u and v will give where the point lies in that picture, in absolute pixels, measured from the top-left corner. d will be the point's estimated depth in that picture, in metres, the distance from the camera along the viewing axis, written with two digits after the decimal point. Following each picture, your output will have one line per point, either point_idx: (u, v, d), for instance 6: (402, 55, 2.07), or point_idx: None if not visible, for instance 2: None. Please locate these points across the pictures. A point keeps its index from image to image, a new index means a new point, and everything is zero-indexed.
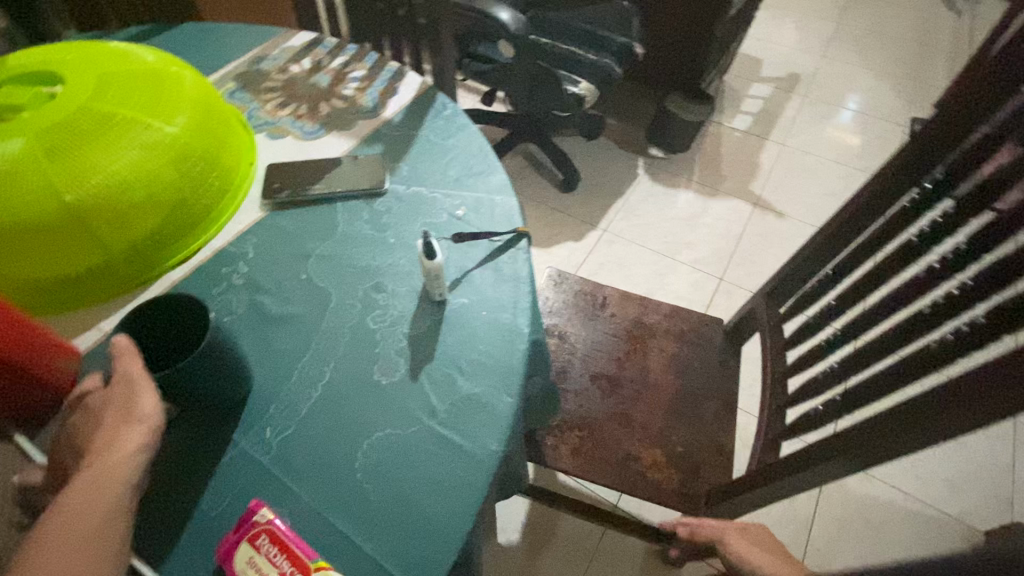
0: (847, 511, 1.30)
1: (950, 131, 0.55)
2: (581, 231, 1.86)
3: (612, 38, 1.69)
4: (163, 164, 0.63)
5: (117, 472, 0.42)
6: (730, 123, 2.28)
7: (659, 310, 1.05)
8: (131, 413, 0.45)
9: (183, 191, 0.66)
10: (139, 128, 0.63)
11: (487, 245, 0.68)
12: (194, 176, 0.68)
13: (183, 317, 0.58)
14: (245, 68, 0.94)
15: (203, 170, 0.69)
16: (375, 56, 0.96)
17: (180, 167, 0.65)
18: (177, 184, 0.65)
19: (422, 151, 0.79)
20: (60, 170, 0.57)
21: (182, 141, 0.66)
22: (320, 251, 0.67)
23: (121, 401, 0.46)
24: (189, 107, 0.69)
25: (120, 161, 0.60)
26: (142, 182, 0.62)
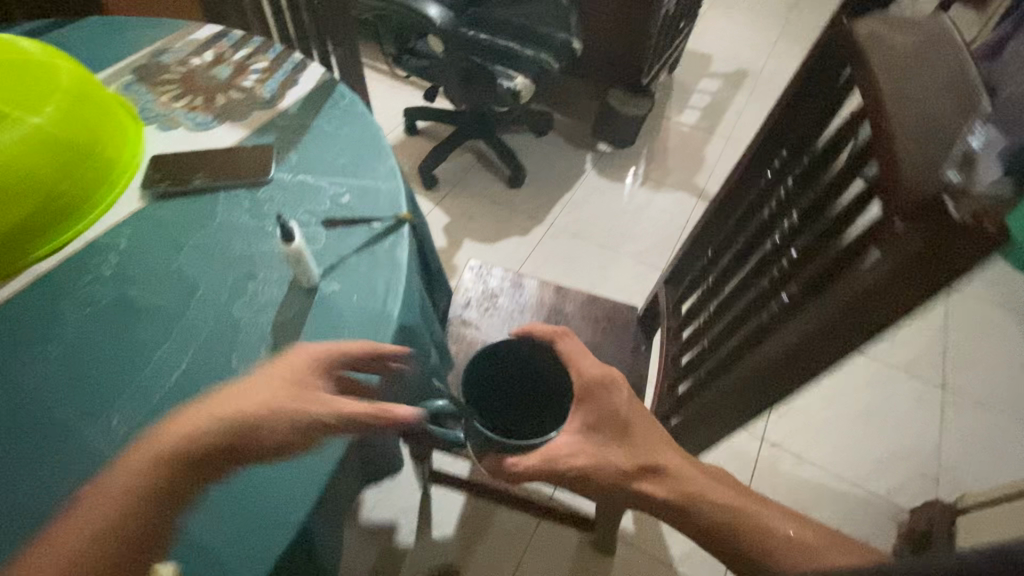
0: (776, 492, 1.32)
1: (801, 107, 0.55)
2: (527, 226, 1.86)
3: (553, 35, 1.69)
4: (24, 153, 0.61)
5: (198, 441, 0.46)
6: (679, 118, 2.30)
7: (576, 300, 1.05)
8: (254, 403, 0.48)
9: (56, 182, 0.65)
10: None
11: (366, 231, 0.67)
12: (69, 168, 0.66)
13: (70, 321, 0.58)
14: (146, 60, 0.93)
15: (75, 159, 0.67)
16: (279, 48, 0.96)
17: (45, 156, 0.63)
18: (48, 175, 0.64)
19: (313, 139, 0.79)
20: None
21: (50, 132, 0.64)
22: (195, 241, 0.66)
23: (269, 384, 0.49)
24: (60, 98, 0.66)
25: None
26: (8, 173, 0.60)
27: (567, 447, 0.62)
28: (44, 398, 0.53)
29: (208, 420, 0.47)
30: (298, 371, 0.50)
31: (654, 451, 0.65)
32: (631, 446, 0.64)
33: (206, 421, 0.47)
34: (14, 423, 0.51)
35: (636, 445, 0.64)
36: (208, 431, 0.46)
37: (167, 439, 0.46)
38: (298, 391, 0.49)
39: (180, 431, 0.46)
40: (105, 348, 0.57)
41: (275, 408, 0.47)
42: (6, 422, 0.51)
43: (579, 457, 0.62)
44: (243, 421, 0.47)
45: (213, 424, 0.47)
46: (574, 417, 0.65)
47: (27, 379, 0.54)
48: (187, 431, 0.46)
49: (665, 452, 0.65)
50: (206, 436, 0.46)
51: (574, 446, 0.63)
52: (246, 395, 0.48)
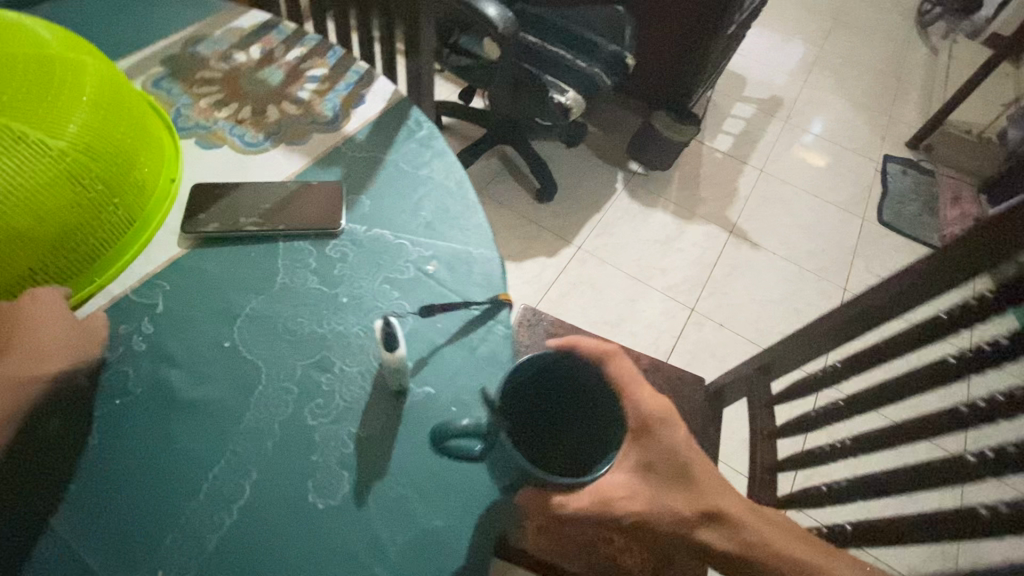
0: None
1: (979, 252, 0.48)
2: (554, 247, 1.75)
3: (603, 45, 1.54)
4: (37, 187, 0.46)
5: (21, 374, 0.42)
6: (713, 142, 2.19)
7: (639, 364, 0.94)
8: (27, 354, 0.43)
9: (76, 225, 0.50)
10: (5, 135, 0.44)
11: (461, 315, 0.56)
12: (93, 206, 0.51)
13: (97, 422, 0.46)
14: (178, 50, 0.78)
15: (101, 192, 0.52)
16: (339, 51, 0.82)
17: (65, 190, 0.48)
18: (68, 216, 0.49)
19: (388, 181, 0.66)
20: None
21: (73, 158, 0.48)
22: (251, 310, 0.54)
23: (46, 322, 0.45)
24: (87, 110, 0.51)
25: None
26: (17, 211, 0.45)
27: (621, 487, 0.45)
28: (66, 534, 0.41)
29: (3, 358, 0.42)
30: (57, 317, 0.46)
31: (718, 494, 0.47)
32: (694, 489, 0.46)
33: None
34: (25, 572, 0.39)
35: (699, 486, 0.46)
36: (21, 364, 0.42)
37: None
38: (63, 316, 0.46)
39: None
40: (144, 461, 0.45)
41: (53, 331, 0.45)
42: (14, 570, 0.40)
43: (636, 501, 0.44)
44: (57, 345, 0.45)
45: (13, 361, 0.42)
46: (627, 452, 0.46)
47: (42, 506, 0.42)
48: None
49: (730, 494, 0.47)
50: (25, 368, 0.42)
51: (629, 487, 0.45)
52: (28, 353, 0.43)
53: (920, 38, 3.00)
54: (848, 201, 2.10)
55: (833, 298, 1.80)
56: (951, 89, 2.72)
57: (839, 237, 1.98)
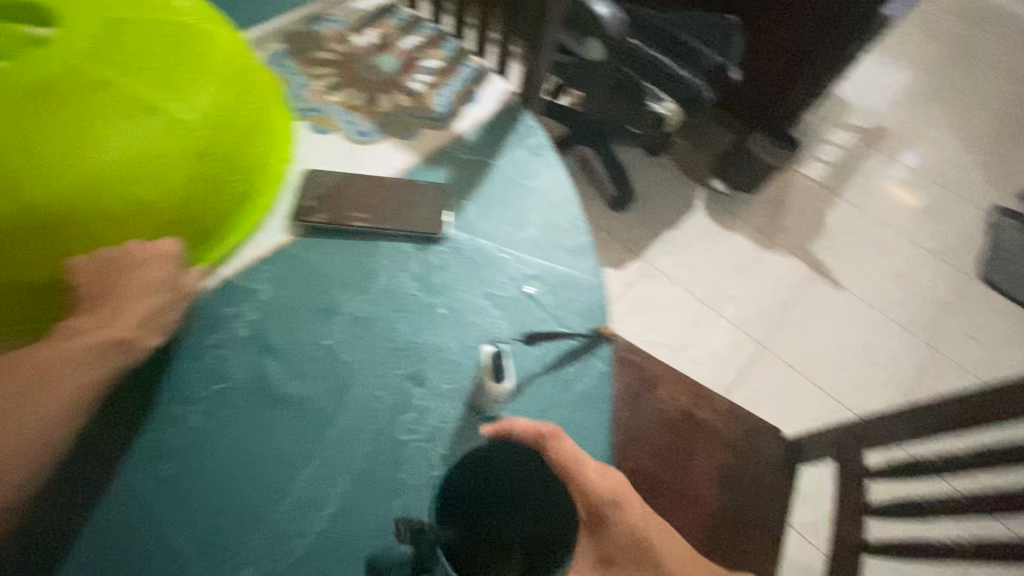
0: None
1: None
2: (623, 259, 1.70)
3: (706, 53, 1.44)
4: (165, 163, 0.46)
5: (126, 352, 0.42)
6: (804, 168, 2.05)
7: (712, 406, 0.88)
8: (131, 316, 0.43)
9: (186, 198, 0.48)
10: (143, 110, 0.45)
11: (561, 345, 0.53)
12: (204, 179, 0.49)
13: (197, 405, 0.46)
14: (298, 26, 0.77)
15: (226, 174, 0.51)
16: (454, 44, 0.80)
17: (190, 169, 0.47)
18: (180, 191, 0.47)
19: (495, 188, 0.64)
20: (30, 159, 0.41)
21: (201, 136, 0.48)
22: (352, 309, 0.53)
23: (153, 295, 0.45)
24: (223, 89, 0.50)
25: (112, 160, 0.43)
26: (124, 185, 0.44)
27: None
28: (161, 515, 0.42)
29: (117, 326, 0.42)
30: (159, 280, 0.45)
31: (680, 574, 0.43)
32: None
33: (77, 341, 0.40)
34: (123, 547, 0.40)
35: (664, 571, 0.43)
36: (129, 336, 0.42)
37: (29, 361, 0.39)
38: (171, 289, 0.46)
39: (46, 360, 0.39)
40: (239, 452, 0.45)
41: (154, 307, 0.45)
42: (111, 542, 0.40)
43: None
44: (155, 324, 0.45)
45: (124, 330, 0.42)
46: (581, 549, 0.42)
47: (139, 482, 0.42)
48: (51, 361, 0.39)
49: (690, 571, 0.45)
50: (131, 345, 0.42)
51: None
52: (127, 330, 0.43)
53: None
54: (948, 250, 1.94)
55: (915, 355, 1.66)
56: None
57: (932, 288, 1.83)
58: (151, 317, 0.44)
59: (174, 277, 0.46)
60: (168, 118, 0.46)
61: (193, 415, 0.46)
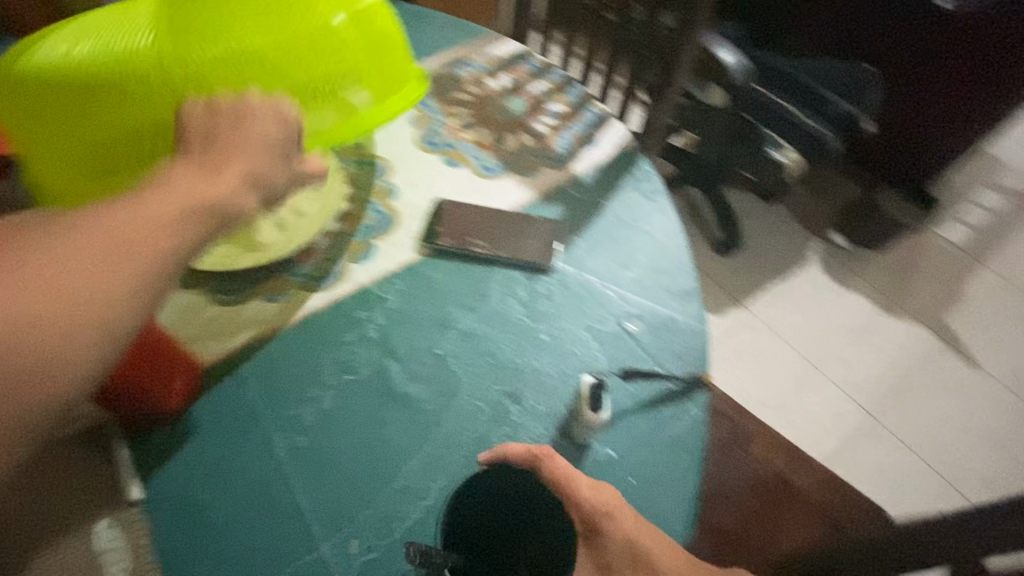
0: None
1: None
2: (723, 305, 1.64)
3: (837, 103, 1.39)
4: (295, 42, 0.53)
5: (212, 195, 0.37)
6: (943, 229, 1.86)
7: (808, 472, 0.84)
8: (226, 173, 0.38)
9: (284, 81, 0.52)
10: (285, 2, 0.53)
11: (655, 385, 0.55)
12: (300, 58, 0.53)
13: (329, 390, 0.54)
14: (442, 69, 0.87)
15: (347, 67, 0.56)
16: (579, 90, 0.86)
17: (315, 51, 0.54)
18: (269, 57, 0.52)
19: (606, 229, 0.67)
20: (170, 39, 0.50)
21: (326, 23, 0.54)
22: (465, 325, 0.59)
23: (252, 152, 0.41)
24: None
25: (226, 39, 0.51)
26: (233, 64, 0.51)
27: None
28: (292, 480, 0.49)
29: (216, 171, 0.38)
30: (264, 137, 0.42)
31: None
32: None
33: (173, 191, 0.36)
34: (262, 500, 0.48)
35: None
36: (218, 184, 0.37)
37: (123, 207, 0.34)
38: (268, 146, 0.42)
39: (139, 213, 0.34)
40: (358, 438, 0.51)
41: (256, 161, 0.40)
42: (253, 495, 0.48)
43: None
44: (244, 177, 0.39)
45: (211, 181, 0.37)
46: None
47: (278, 448, 0.50)
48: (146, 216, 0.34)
49: None
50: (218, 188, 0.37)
51: None
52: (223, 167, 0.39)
53: None
54: None
55: None
56: None
57: None
58: (251, 177, 0.40)
59: (283, 134, 0.43)
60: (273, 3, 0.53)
61: (326, 399, 0.53)
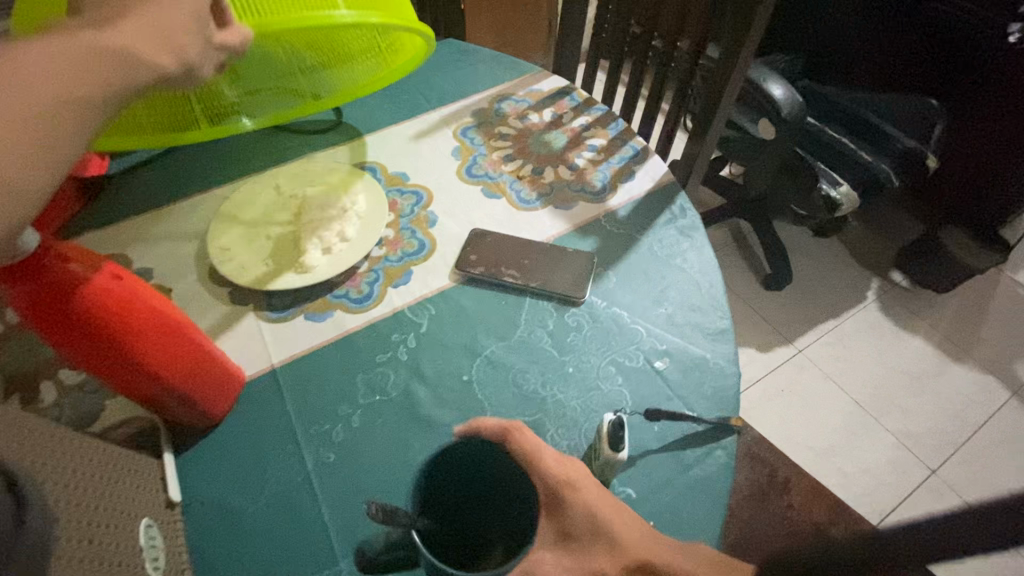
0: None
1: None
2: (769, 341, 1.59)
3: (896, 139, 1.33)
4: None
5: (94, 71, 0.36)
6: (1021, 273, 1.72)
7: (852, 528, 0.79)
8: (113, 54, 0.36)
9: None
10: None
11: (681, 426, 0.54)
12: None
13: (359, 409, 0.56)
14: (488, 103, 0.91)
15: None
16: (620, 124, 0.87)
17: None
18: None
19: (639, 264, 0.67)
20: None
21: None
22: (492, 353, 0.60)
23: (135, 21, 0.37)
24: None
25: None
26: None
27: None
28: (318, 494, 0.51)
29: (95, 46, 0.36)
30: (160, 14, 0.38)
31: None
32: None
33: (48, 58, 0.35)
34: (289, 512, 0.50)
35: None
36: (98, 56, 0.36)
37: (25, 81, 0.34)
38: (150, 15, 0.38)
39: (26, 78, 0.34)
40: (382, 457, 0.53)
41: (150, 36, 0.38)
42: (281, 505, 0.51)
43: None
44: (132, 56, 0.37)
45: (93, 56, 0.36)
46: None
47: (307, 462, 0.53)
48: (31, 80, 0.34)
49: None
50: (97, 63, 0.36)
51: None
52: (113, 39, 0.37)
53: None
54: None
55: None
56: None
57: None
58: (140, 62, 0.37)
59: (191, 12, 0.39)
60: None
61: (355, 417, 0.56)
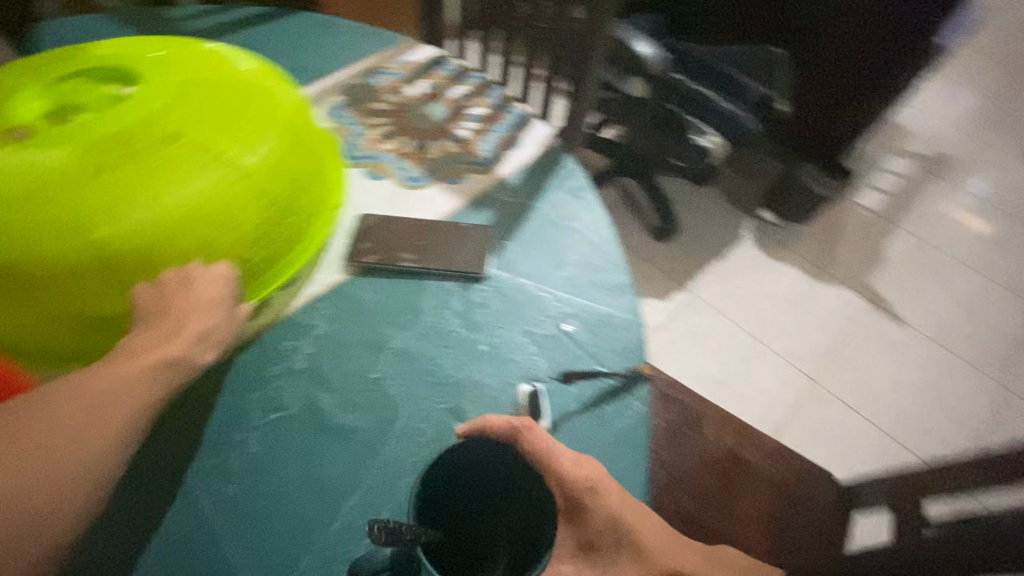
0: None
1: None
2: (667, 289, 1.69)
3: (751, 87, 1.44)
4: (228, 205, 0.50)
5: (159, 371, 0.41)
6: (861, 198, 1.98)
7: (758, 446, 0.86)
8: (164, 357, 0.41)
9: (219, 239, 0.50)
10: (214, 159, 0.50)
11: (596, 384, 0.54)
12: (236, 227, 0.51)
13: (258, 432, 0.50)
14: (358, 80, 0.85)
15: (280, 215, 0.54)
16: (499, 92, 0.85)
17: (251, 207, 0.51)
18: (223, 243, 0.50)
19: (537, 229, 0.67)
20: (82, 193, 0.45)
21: (258, 176, 0.52)
22: (400, 344, 0.56)
23: (204, 315, 0.45)
24: (279, 134, 0.54)
25: (140, 211, 0.46)
26: (168, 231, 0.48)
27: None
28: (221, 535, 0.45)
29: (156, 345, 0.42)
30: (212, 298, 0.46)
31: None
32: None
33: (130, 362, 0.41)
34: (189, 563, 0.44)
35: None
36: (166, 352, 0.42)
37: (88, 383, 0.39)
38: (219, 307, 0.46)
39: (105, 386, 0.39)
40: (295, 479, 0.48)
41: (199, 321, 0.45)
42: (177, 557, 0.44)
43: None
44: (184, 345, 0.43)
45: (151, 354, 0.41)
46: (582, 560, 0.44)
47: (204, 501, 0.46)
48: (115, 381, 0.39)
49: None
50: (161, 361, 0.41)
51: None
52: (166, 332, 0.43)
53: None
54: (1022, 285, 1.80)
55: (991, 398, 1.54)
56: None
57: (1006, 324, 1.70)
58: (188, 358, 0.43)
59: (229, 293, 0.48)
60: (193, 154, 0.49)
61: (254, 442, 0.50)
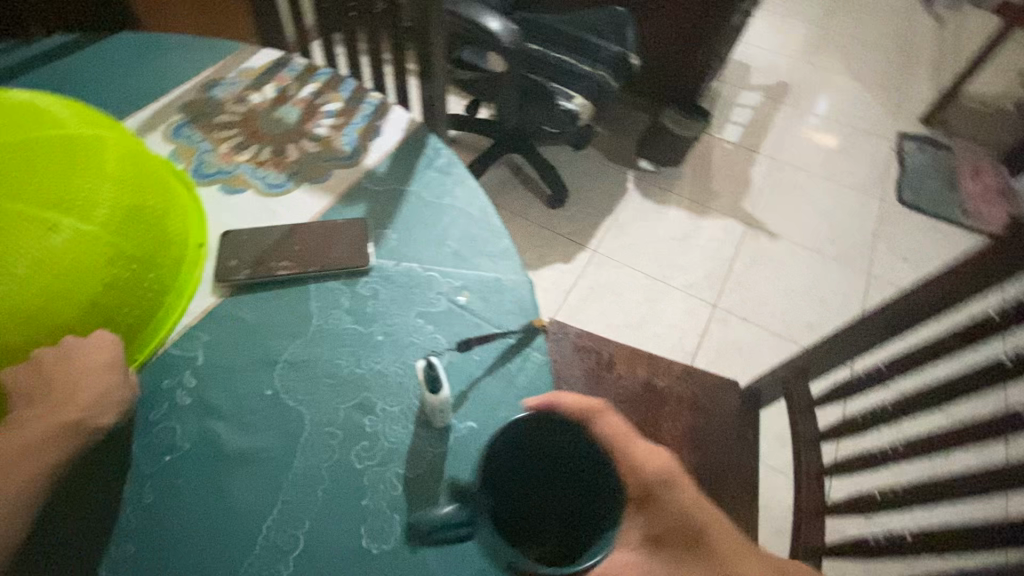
0: None
1: None
2: (571, 252, 1.76)
3: (604, 47, 1.53)
4: (84, 280, 0.43)
5: (49, 446, 0.38)
6: (722, 133, 2.16)
7: (669, 372, 0.93)
8: (54, 427, 0.39)
9: (82, 319, 0.43)
10: (52, 231, 0.41)
11: (496, 345, 0.56)
12: (100, 301, 0.44)
13: (149, 482, 0.46)
14: (194, 95, 0.79)
15: (139, 275, 0.48)
16: (352, 84, 0.83)
17: (109, 277, 0.45)
18: (99, 304, 0.44)
19: (413, 212, 0.66)
20: None
21: (111, 240, 0.45)
22: (291, 354, 0.54)
23: (91, 381, 0.42)
24: (122, 185, 0.47)
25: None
26: (31, 295, 0.40)
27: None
28: None
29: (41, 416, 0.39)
30: (99, 362, 0.43)
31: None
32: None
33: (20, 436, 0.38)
34: None
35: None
36: (54, 425, 0.39)
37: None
38: (110, 370, 0.43)
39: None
40: (190, 514, 0.45)
41: (87, 385, 0.41)
42: None
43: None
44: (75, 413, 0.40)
45: (38, 428, 0.39)
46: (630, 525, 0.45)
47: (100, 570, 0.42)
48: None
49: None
50: (51, 434, 0.39)
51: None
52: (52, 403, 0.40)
53: (928, 10, 2.92)
54: (865, 184, 2.05)
55: (857, 285, 1.76)
56: (961, 61, 2.64)
57: (858, 221, 1.94)
58: (84, 424, 0.40)
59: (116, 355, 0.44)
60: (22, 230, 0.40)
61: (147, 494, 0.46)
